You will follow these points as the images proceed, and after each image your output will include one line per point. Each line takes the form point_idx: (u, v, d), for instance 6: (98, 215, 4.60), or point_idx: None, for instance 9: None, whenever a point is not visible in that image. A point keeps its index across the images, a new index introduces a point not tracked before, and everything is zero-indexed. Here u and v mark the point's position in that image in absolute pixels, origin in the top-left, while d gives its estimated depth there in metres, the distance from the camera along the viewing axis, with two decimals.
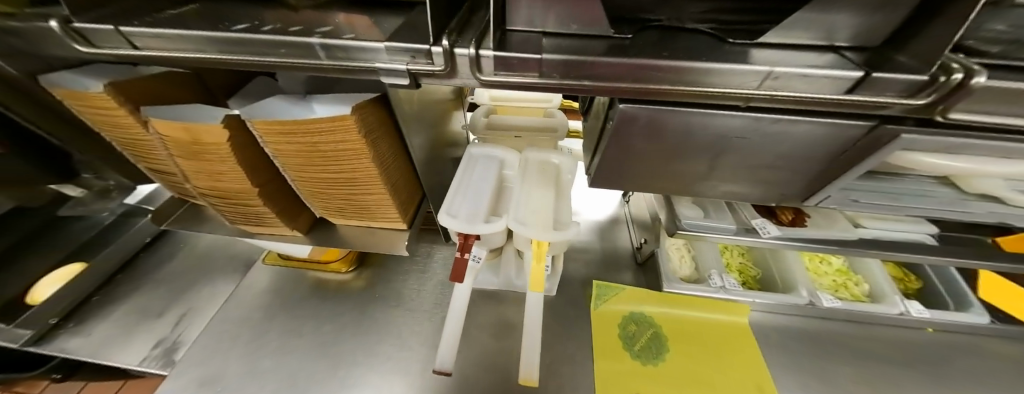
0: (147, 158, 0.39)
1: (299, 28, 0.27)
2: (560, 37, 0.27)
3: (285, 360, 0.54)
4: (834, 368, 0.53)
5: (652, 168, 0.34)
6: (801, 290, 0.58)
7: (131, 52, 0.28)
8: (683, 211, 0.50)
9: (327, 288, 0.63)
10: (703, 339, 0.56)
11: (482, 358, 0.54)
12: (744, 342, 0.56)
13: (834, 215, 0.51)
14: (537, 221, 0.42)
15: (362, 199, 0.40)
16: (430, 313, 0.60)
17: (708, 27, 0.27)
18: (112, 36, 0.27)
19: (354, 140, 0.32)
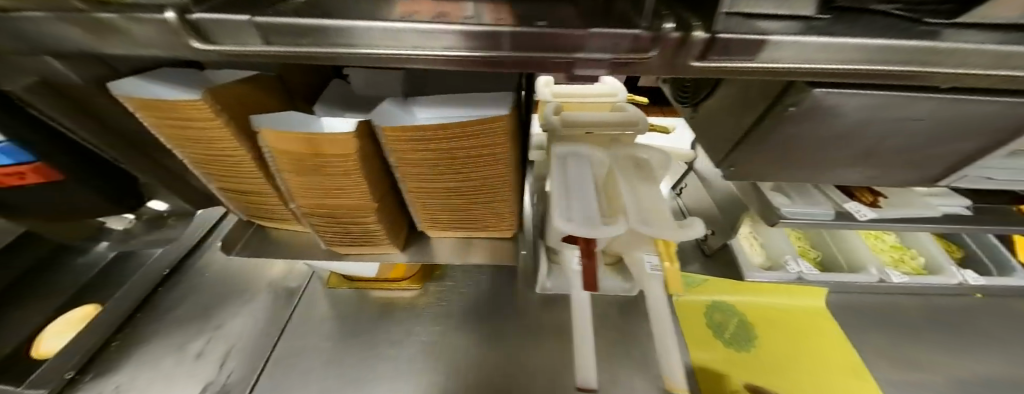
0: (228, 177, 0.34)
1: (474, 14, 0.22)
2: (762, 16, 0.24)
3: (370, 393, 0.49)
4: (910, 341, 0.56)
5: (800, 156, 0.33)
6: (869, 268, 0.60)
7: (259, 49, 0.22)
8: (775, 199, 0.50)
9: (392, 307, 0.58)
10: (787, 323, 0.57)
11: (579, 367, 0.52)
12: (826, 324, 0.57)
13: (907, 193, 0.53)
14: (656, 219, 0.40)
15: (479, 207, 0.37)
16: (510, 325, 0.57)
17: (895, 8, 0.26)
18: (243, 29, 0.21)
19: (499, 143, 0.29)
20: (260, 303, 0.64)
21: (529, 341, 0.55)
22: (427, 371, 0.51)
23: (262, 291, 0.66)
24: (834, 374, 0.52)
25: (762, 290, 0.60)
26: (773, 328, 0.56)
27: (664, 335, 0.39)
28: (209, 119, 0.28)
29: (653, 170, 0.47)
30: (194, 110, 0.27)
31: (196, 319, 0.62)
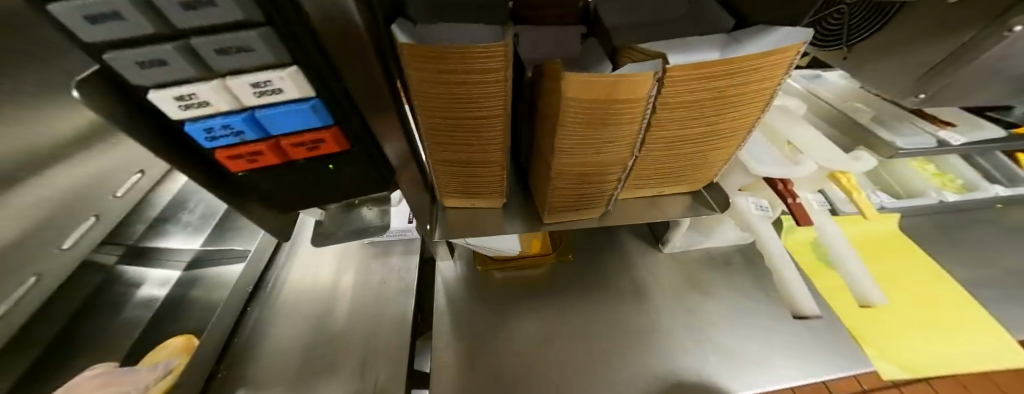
0: (461, 147, 0.31)
1: None
2: None
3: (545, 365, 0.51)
4: (959, 249, 0.68)
5: (976, 78, 0.38)
6: (927, 192, 0.71)
7: None
8: (887, 135, 0.55)
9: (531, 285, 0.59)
10: (874, 246, 0.66)
11: (724, 311, 0.57)
12: (902, 242, 0.66)
13: (969, 118, 0.61)
14: (830, 156, 0.43)
15: (696, 156, 0.37)
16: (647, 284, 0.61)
17: None
18: None
19: (769, 82, 0.29)
20: (377, 304, 0.59)
21: (669, 296, 0.60)
22: (593, 341, 0.55)
23: (373, 292, 0.61)
24: (923, 283, 0.61)
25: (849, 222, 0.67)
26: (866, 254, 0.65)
27: (847, 259, 0.44)
28: (500, 69, 0.24)
29: (795, 112, 0.50)
30: (494, 58, 0.23)
31: (312, 333, 0.56)
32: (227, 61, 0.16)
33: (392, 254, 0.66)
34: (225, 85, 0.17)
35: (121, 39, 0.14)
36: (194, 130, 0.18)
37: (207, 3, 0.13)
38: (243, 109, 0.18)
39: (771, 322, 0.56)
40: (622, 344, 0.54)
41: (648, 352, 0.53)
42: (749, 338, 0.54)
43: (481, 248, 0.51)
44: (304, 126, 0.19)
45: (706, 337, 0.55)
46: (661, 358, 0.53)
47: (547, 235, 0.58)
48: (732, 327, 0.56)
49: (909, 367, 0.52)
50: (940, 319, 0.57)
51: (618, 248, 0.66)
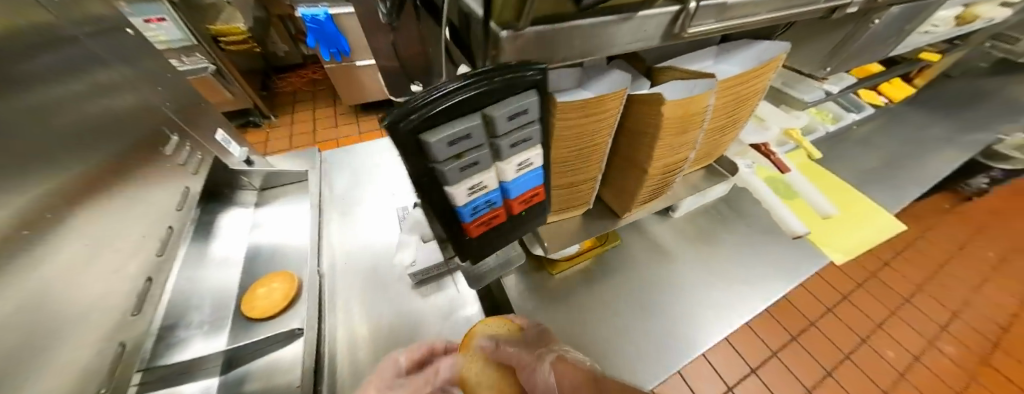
0: (572, 173, 0.37)
1: None
2: None
3: (626, 333, 0.61)
4: (841, 163, 0.97)
5: (861, 52, 0.56)
6: (817, 127, 0.99)
7: (714, 26, 0.29)
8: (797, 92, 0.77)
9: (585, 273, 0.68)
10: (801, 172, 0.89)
11: (730, 249, 0.73)
12: (816, 166, 0.92)
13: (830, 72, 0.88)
14: (779, 117, 0.60)
15: (717, 143, 0.48)
16: (669, 245, 0.74)
17: None
18: (715, 11, 0.28)
19: (763, 79, 0.41)
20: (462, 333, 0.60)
21: (689, 250, 0.74)
22: (654, 302, 0.66)
23: (451, 324, 0.61)
24: (839, 192, 0.85)
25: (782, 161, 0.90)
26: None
27: None
28: (615, 109, 0.31)
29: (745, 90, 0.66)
30: (617, 100, 0.30)
31: None
32: (513, 150, 0.21)
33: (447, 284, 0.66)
34: (502, 168, 0.22)
35: (459, 152, 0.18)
36: (469, 209, 0.22)
37: (523, 113, 0.19)
38: (501, 183, 0.23)
39: (762, 247, 0.73)
40: (674, 298, 0.67)
41: (693, 296, 0.67)
42: (754, 264, 0.71)
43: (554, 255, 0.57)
44: (533, 186, 0.25)
45: (724, 272, 0.70)
46: (704, 298, 0.67)
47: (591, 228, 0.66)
48: (739, 259, 0.72)
49: (849, 250, 0.74)
50: (855, 213, 0.81)
51: (637, 224, 0.78)
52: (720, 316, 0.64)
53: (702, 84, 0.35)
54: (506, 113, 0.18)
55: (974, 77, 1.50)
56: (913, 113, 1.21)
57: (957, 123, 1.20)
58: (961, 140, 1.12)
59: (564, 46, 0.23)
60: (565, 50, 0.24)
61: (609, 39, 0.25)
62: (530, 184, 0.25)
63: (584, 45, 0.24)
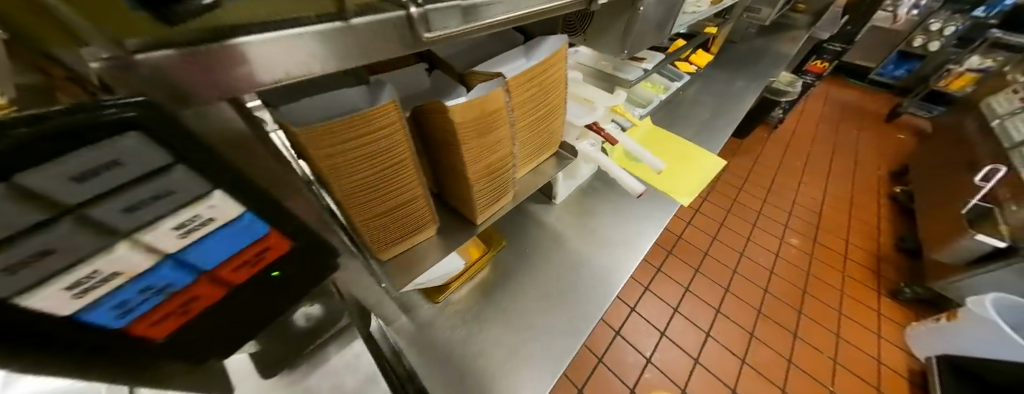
0: (385, 198, 0.32)
1: None
2: None
3: (535, 328, 0.62)
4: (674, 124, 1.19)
5: (643, 35, 0.68)
6: (652, 97, 1.18)
7: (459, 28, 0.29)
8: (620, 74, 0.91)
9: (485, 282, 0.68)
10: (649, 140, 1.05)
11: (609, 216, 0.81)
12: (656, 130, 1.11)
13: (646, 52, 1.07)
14: (603, 98, 0.68)
15: (548, 131, 0.51)
16: (560, 227, 0.78)
17: None
18: (453, 12, 0.28)
19: (559, 69, 0.45)
20: None
21: (578, 228, 0.79)
22: (556, 288, 0.68)
23: None
24: (676, 147, 1.02)
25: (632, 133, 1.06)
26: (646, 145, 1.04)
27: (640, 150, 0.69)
28: (396, 122, 0.29)
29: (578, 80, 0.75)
30: (390, 113, 0.27)
31: None
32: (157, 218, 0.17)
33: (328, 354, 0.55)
34: (138, 243, 0.17)
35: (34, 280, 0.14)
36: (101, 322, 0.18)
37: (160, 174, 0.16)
38: (164, 259, 0.19)
39: (633, 207, 0.82)
40: (572, 278, 0.70)
41: (589, 271, 0.70)
42: (630, 225, 0.79)
43: (435, 281, 0.52)
44: (249, 239, 0.22)
45: (613, 240, 0.76)
46: (598, 269, 0.72)
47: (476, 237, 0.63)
48: (617, 224, 0.79)
49: (693, 188, 0.87)
50: (690, 160, 0.97)
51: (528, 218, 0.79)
52: (612, 281, 0.69)
53: (491, 84, 0.35)
54: (132, 191, 0.15)
55: (747, 41, 2.02)
56: (715, 75, 1.57)
57: (743, 77, 1.60)
58: (746, 90, 1.50)
59: (273, 60, 0.20)
60: (263, 68, 0.20)
61: (334, 52, 0.23)
62: (230, 248, 0.21)
63: (297, 61, 0.21)
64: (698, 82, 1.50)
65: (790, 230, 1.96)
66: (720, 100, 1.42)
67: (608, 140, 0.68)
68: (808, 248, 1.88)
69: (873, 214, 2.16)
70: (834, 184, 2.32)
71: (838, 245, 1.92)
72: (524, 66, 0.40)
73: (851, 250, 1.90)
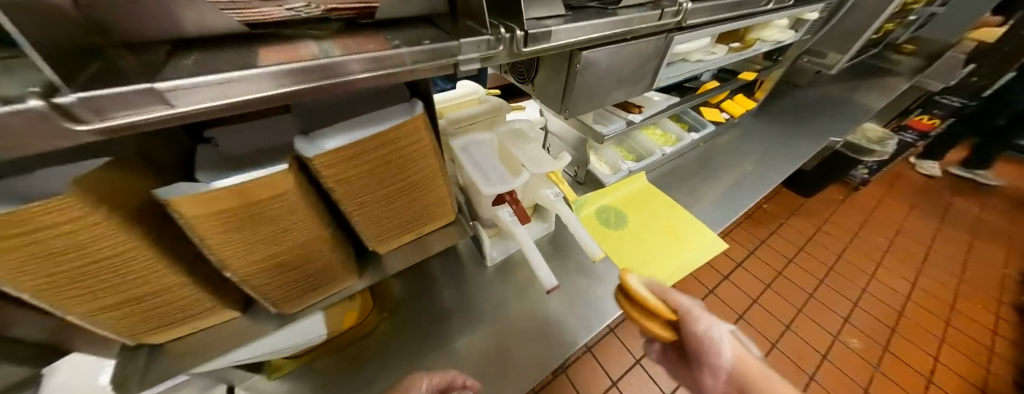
0: (116, 286, 0.27)
1: (379, 44, 0.32)
2: (544, 18, 0.42)
3: None
4: (678, 185, 1.01)
5: (596, 93, 0.56)
6: (655, 150, 1.00)
7: (175, 112, 0.23)
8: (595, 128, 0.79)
9: (377, 348, 0.60)
10: (641, 200, 0.88)
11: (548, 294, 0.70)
12: (654, 187, 0.93)
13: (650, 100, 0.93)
14: (542, 160, 0.58)
15: (421, 204, 0.42)
16: (485, 299, 0.69)
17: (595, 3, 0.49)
18: (151, 96, 0.21)
19: (423, 139, 0.36)
20: None
21: (506, 301, 0.69)
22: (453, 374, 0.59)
23: None
24: (666, 217, 0.85)
25: (619, 187, 0.89)
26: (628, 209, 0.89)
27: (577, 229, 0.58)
28: (86, 216, 0.22)
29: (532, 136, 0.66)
30: (64, 210, 0.21)
31: None
32: None
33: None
34: None
35: None
36: None
37: None
38: None
39: (576, 290, 0.70)
40: (476, 365, 0.60)
41: (491, 361, 0.60)
42: (563, 313, 0.67)
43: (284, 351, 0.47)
44: None
45: (536, 322, 0.66)
46: (510, 360, 0.60)
47: (364, 300, 0.57)
48: (548, 306, 0.68)
49: (663, 282, 0.70)
50: (677, 239, 0.79)
51: (453, 278, 0.72)
52: (519, 381, 0.58)
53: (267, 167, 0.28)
54: None
55: (819, 86, 1.67)
56: (759, 125, 1.31)
57: (800, 130, 1.30)
58: (796, 148, 1.22)
59: None
60: None
61: None
62: None
63: None
64: (733, 132, 1.26)
65: (851, 326, 1.53)
66: (756, 159, 1.17)
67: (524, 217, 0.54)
68: (875, 356, 1.43)
69: (987, 327, 1.59)
70: (931, 274, 1.78)
71: (922, 360, 1.44)
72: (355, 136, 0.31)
73: (942, 372, 1.41)
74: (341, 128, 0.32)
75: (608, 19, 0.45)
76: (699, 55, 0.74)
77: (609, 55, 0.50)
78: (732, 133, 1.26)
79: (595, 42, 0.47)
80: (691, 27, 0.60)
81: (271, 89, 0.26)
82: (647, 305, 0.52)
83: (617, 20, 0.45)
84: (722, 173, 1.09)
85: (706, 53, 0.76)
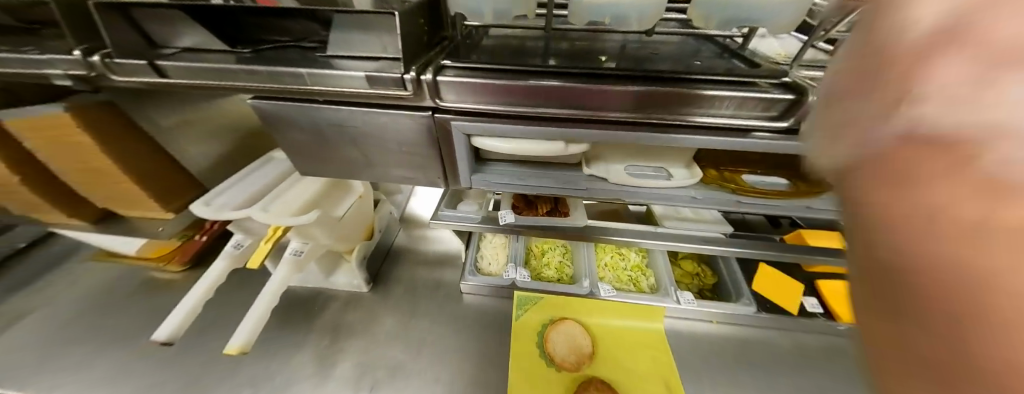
0: None
1: (27, 48, 0.37)
2: (194, 51, 0.35)
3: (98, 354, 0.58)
4: None
5: (329, 157, 0.41)
6: (583, 280, 0.64)
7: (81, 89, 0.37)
8: (459, 207, 0.59)
9: (158, 285, 0.67)
10: (623, 349, 0.57)
11: (280, 348, 0.57)
12: (657, 342, 0.58)
13: (662, 216, 0.70)
14: (283, 209, 0.47)
15: (116, 189, 0.47)
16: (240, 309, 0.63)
17: (312, 45, 0.36)
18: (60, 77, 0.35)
19: (80, 136, 0.41)
20: (64, 281, 0.71)
21: None
22: (149, 351, 0.58)
23: (71, 271, 0.73)
24: (493, 371, 0.56)
25: (598, 311, 0.61)
26: (471, 333, 0.61)
27: (258, 304, 0.45)
28: None
29: (347, 185, 0.57)
30: None
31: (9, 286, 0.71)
32: None
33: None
34: None
35: None
36: None
37: None
38: None
39: (291, 376, 0.54)
40: (165, 361, 0.56)
41: (173, 368, 0.55)
42: (258, 376, 0.54)
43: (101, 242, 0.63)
44: None
45: (236, 369, 0.55)
46: (178, 379, 0.54)
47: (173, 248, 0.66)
48: (260, 362, 0.56)
49: None
50: None
51: (253, 273, 0.69)
52: None
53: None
54: None
55: None
56: None
57: None
58: None
59: None
60: None
61: None
62: None
63: None
64: (835, 341, 0.61)
65: None
66: None
67: None
68: None
69: None
70: None
71: None
72: (44, 111, 0.40)
73: None
74: (96, 108, 0.42)
75: (257, 68, 0.32)
76: (601, 170, 0.40)
77: (314, 117, 0.36)
78: (838, 346, 0.60)
79: (264, 94, 0.34)
80: (503, 114, 0.34)
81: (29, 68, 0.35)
82: (564, 363, 0.55)
83: (276, 72, 0.32)
84: None
85: (637, 171, 0.40)
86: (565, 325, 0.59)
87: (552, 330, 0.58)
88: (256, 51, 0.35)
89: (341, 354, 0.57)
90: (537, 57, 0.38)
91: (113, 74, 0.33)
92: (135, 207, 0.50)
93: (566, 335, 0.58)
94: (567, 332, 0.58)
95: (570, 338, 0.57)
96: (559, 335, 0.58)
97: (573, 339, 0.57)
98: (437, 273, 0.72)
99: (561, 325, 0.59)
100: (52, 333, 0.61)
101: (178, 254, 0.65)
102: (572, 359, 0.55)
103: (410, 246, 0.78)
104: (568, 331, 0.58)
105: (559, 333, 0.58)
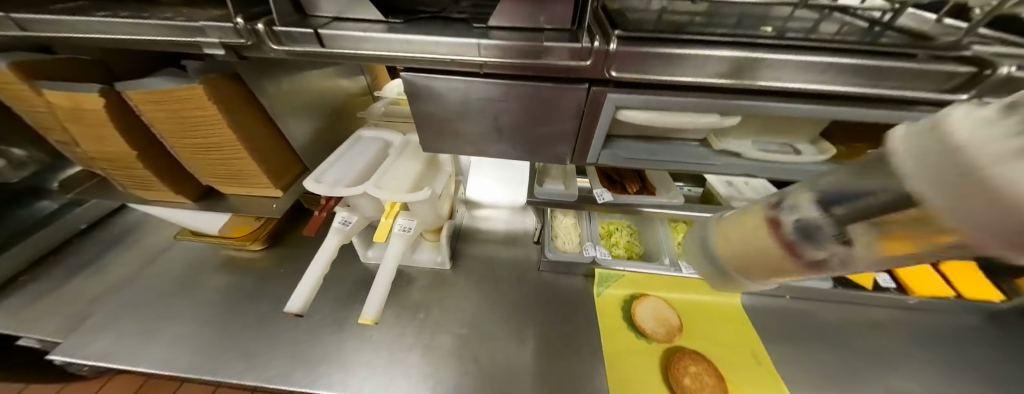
0: (57, 130, 0.46)
1: (164, 15, 0.36)
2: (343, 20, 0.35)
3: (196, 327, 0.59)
4: None
5: (460, 131, 0.41)
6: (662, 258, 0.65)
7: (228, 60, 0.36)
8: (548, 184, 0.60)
9: (239, 263, 0.68)
10: (706, 321, 0.60)
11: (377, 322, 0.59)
12: (737, 317, 0.61)
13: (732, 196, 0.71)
14: (395, 186, 0.48)
15: (230, 164, 0.47)
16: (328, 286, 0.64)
17: (460, 16, 0.36)
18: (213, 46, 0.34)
19: (207, 110, 0.40)
20: (139, 260, 0.71)
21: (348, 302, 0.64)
22: (247, 324, 0.59)
23: (145, 250, 0.73)
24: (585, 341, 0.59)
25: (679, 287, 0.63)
26: (557, 307, 0.63)
27: (381, 277, 0.46)
28: (17, 85, 0.40)
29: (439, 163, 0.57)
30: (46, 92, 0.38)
31: (83, 264, 0.71)
32: None
33: (169, 224, 0.80)
34: None
35: None
36: None
37: None
38: None
39: (394, 346, 0.56)
40: (265, 334, 0.57)
41: (276, 340, 0.56)
42: (362, 348, 0.56)
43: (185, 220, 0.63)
44: None
45: (339, 341, 0.57)
46: (284, 351, 0.55)
47: (255, 227, 0.67)
48: (360, 335, 0.57)
49: None
50: None
51: None
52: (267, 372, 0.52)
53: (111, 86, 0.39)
54: None
55: None
56: (998, 339, 0.61)
57: None
58: None
59: None
60: None
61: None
62: None
63: None
64: (903, 314, 0.64)
65: None
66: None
67: (314, 221, 0.48)
68: None
69: None
70: None
71: None
72: (169, 82, 0.39)
73: None
74: (219, 81, 0.40)
75: (426, 37, 0.32)
76: (732, 146, 0.40)
77: (465, 90, 0.36)
78: (905, 318, 0.64)
79: (422, 65, 0.34)
80: (660, 87, 0.34)
81: (175, 38, 0.34)
82: (654, 335, 0.57)
83: (446, 41, 0.32)
84: (906, 378, 0.55)
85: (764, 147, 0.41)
86: (649, 300, 0.61)
87: (639, 304, 0.60)
88: (409, 21, 0.35)
89: (437, 327, 0.59)
90: (680, 29, 0.38)
91: (272, 43, 0.33)
92: (240, 181, 0.50)
93: (652, 309, 0.60)
94: (652, 306, 0.61)
95: (655, 311, 0.60)
96: (645, 308, 0.60)
97: (659, 313, 0.60)
98: (511, 252, 0.74)
99: (645, 300, 0.61)
100: (144, 309, 0.61)
101: (261, 233, 0.68)
102: (661, 331, 0.58)
103: (477, 226, 0.78)
104: (653, 304, 0.61)
105: (645, 307, 0.60)
